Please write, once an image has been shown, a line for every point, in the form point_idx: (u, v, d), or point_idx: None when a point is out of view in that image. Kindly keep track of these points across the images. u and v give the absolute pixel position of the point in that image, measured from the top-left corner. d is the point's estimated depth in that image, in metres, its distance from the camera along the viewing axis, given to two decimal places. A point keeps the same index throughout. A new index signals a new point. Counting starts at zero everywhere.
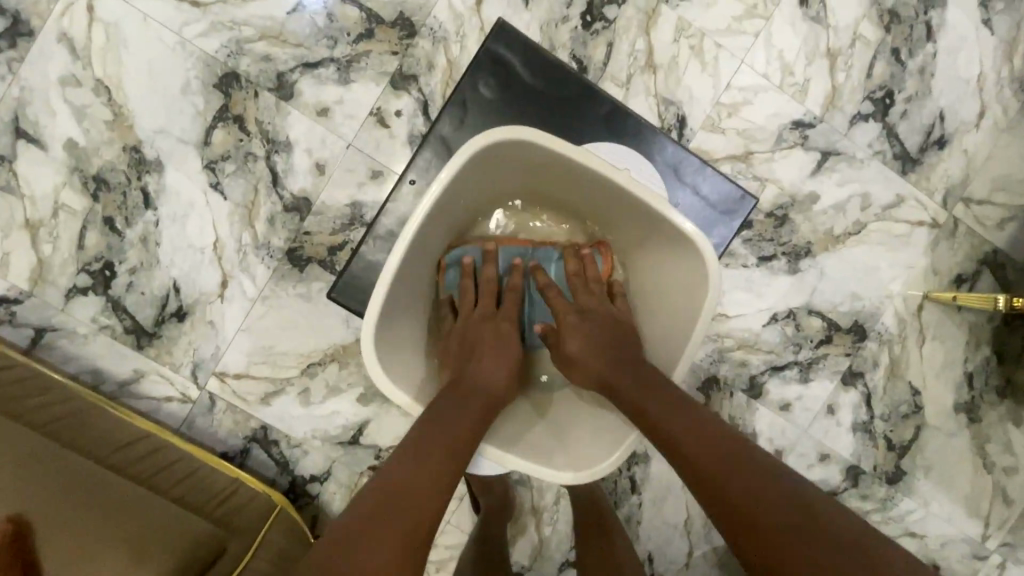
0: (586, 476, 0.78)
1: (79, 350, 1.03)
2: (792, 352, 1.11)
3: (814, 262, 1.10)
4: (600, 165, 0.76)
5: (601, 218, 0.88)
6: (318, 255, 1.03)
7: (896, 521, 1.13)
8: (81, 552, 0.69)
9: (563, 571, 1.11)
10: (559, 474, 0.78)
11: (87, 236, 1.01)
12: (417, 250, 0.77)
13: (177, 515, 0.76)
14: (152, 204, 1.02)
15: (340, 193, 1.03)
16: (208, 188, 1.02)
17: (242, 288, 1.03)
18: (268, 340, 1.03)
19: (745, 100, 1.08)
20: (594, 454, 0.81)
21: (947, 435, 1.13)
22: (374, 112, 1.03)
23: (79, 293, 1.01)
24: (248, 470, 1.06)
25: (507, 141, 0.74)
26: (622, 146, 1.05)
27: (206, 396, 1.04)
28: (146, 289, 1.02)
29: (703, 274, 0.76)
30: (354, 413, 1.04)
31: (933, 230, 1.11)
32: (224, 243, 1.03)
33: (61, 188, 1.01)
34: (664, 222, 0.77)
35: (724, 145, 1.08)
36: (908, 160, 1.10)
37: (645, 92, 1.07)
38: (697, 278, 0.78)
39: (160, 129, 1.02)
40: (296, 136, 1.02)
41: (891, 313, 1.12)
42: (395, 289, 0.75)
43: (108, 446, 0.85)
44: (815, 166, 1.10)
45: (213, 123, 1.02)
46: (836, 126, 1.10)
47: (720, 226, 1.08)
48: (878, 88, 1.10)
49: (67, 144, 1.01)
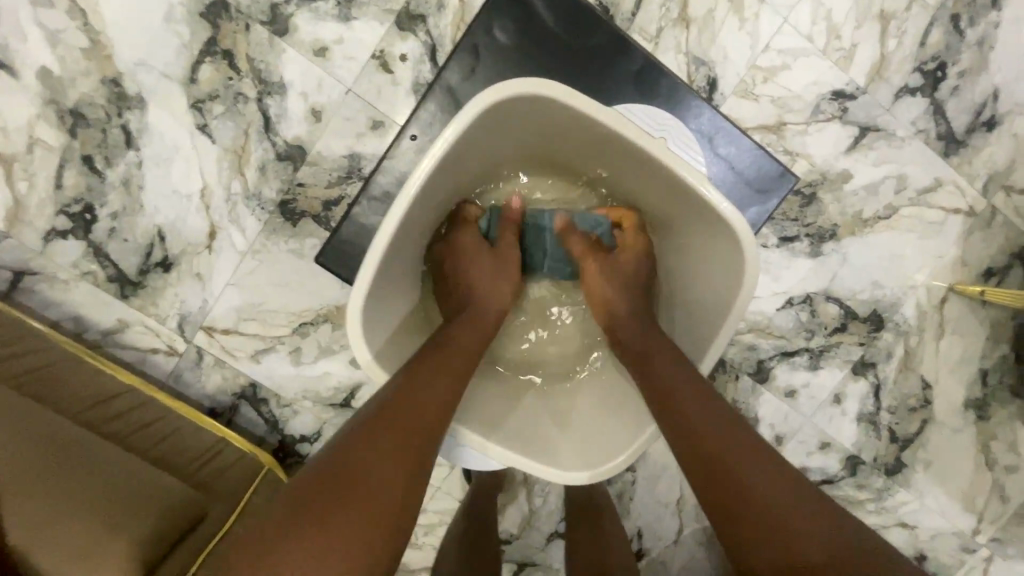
0: (604, 472, 0.74)
1: (60, 296, 0.98)
2: (804, 339, 1.06)
3: (838, 246, 1.04)
4: (628, 131, 0.68)
5: (625, 189, 0.81)
6: (311, 209, 0.96)
7: (889, 511, 1.10)
8: (45, 519, 0.67)
9: (549, 542, 1.09)
10: (574, 473, 0.73)
11: (64, 175, 0.94)
12: (415, 218, 0.71)
13: (157, 480, 0.74)
14: (134, 144, 0.95)
15: (337, 142, 0.95)
16: (195, 130, 0.95)
17: (231, 241, 0.97)
18: (258, 296, 0.98)
19: (784, 65, 0.99)
20: (600, 452, 0.76)
21: (953, 431, 1.08)
22: (376, 55, 0.94)
23: (58, 237, 0.96)
24: (235, 427, 1.03)
25: (522, 97, 0.67)
26: (656, 108, 0.97)
27: (193, 350, 1.00)
28: (130, 235, 0.96)
29: (736, 260, 0.70)
30: (345, 376, 1.00)
31: (968, 219, 1.04)
32: (212, 191, 0.96)
33: (36, 121, 0.93)
34: (697, 200, 0.70)
35: (755, 113, 1.00)
36: (952, 141, 1.02)
37: (675, 48, 0.97)
38: (731, 266, 0.71)
39: (142, 61, 0.93)
40: (291, 77, 0.94)
41: (912, 304, 1.06)
42: (389, 260, 0.69)
43: (84, 401, 0.82)
44: (852, 143, 1.01)
45: (200, 57, 0.93)
46: (879, 100, 1.00)
47: (754, 204, 1.01)
48: (930, 59, 1.00)
49: (41, 72, 0.92)
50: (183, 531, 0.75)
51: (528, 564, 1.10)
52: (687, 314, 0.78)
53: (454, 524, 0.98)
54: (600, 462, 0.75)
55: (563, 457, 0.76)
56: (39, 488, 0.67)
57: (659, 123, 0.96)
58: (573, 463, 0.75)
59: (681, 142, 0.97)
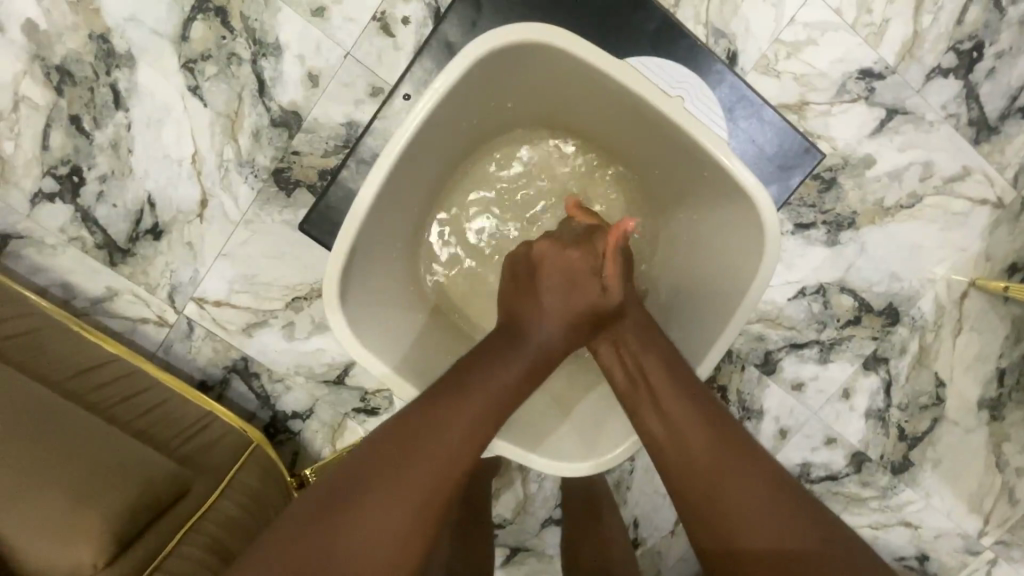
0: (601, 464, 0.72)
1: (47, 261, 0.95)
2: (815, 330, 1.02)
3: (856, 236, 0.99)
4: (642, 89, 0.64)
5: (635, 156, 0.76)
6: (306, 179, 0.93)
7: (893, 510, 1.07)
8: (22, 489, 0.65)
9: (543, 529, 1.07)
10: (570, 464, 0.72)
11: (51, 136, 0.91)
12: (404, 177, 0.67)
13: (137, 451, 0.72)
14: (123, 105, 0.91)
15: (334, 109, 0.91)
16: (187, 92, 0.90)
17: (224, 209, 0.93)
18: (252, 268, 0.95)
19: (809, 39, 0.93)
20: (601, 442, 0.74)
21: (964, 431, 1.05)
22: (378, 17, 0.89)
23: (45, 199, 0.92)
24: (227, 402, 1.01)
25: (521, 46, 0.63)
26: (678, 66, 0.91)
27: (184, 321, 0.97)
28: (118, 200, 0.93)
29: (754, 228, 0.66)
30: (340, 352, 0.98)
31: (995, 210, 0.99)
32: (204, 157, 0.92)
33: (22, 78, 0.89)
34: (713, 168, 0.66)
35: (778, 91, 0.94)
36: (984, 128, 0.96)
37: (693, 18, 0.92)
38: (750, 236, 0.67)
39: (132, 16, 0.88)
40: (287, 38, 0.89)
41: (931, 298, 1.01)
42: (373, 225, 0.66)
43: (67, 368, 0.80)
44: (877, 126, 0.95)
45: (192, 14, 0.88)
46: (910, 80, 0.94)
47: (775, 182, 0.96)
48: (967, 37, 0.94)
49: (27, 26, 0.88)
50: (163, 507, 0.72)
51: (521, 549, 1.08)
52: (696, 294, 0.74)
53: (449, 511, 0.95)
54: (601, 451, 0.73)
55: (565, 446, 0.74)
56: (20, 454, 0.66)
57: (676, 79, 0.91)
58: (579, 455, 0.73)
59: (700, 99, 0.91)
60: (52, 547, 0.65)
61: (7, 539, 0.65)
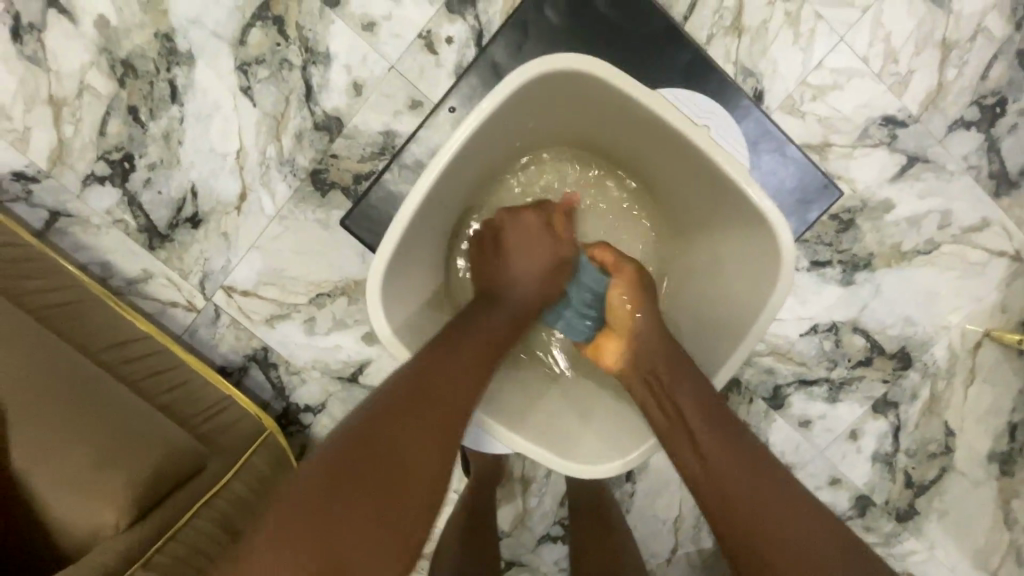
0: (621, 466, 0.73)
1: (90, 240, 1.00)
2: (825, 368, 1.03)
3: (871, 277, 1.00)
4: (673, 119, 0.67)
5: (660, 180, 0.80)
6: (342, 181, 0.97)
7: (896, 558, 1.05)
8: (56, 444, 0.69)
9: (540, 545, 1.07)
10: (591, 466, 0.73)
11: (109, 123, 0.97)
12: (444, 187, 0.70)
13: (164, 424, 0.75)
14: (179, 99, 0.96)
15: (374, 117, 0.96)
16: (238, 91, 0.96)
17: (261, 204, 0.98)
18: (281, 262, 0.99)
19: (835, 84, 0.96)
20: (622, 445, 0.75)
21: (973, 483, 1.03)
22: (423, 35, 0.94)
23: (96, 181, 0.98)
24: (243, 389, 1.04)
25: (564, 72, 0.66)
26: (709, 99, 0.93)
27: (211, 307, 1.01)
28: (164, 188, 0.98)
29: (773, 256, 0.68)
30: (357, 351, 1.01)
31: (1013, 263, 1.00)
32: (248, 154, 0.97)
33: (89, 68, 0.96)
34: (736, 195, 0.69)
35: (801, 131, 0.97)
36: (1004, 181, 0.98)
37: (724, 56, 0.96)
38: (767, 263, 0.69)
39: (196, 19, 0.95)
40: (337, 49, 0.95)
41: (944, 345, 1.02)
42: (413, 229, 0.69)
43: (102, 340, 0.83)
44: (898, 172, 0.98)
45: (251, 20, 0.94)
46: (931, 130, 0.97)
47: (793, 215, 0.97)
48: (990, 93, 0.96)
49: (99, 21, 0.95)
50: (181, 481, 0.75)
51: (516, 564, 1.08)
52: (712, 317, 0.77)
53: (453, 516, 0.97)
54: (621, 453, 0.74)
55: (587, 449, 0.76)
56: (57, 417, 0.70)
57: (703, 110, 0.93)
58: (598, 456, 0.75)
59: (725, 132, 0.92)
60: (77, 506, 0.68)
61: (38, 492, 0.69)
